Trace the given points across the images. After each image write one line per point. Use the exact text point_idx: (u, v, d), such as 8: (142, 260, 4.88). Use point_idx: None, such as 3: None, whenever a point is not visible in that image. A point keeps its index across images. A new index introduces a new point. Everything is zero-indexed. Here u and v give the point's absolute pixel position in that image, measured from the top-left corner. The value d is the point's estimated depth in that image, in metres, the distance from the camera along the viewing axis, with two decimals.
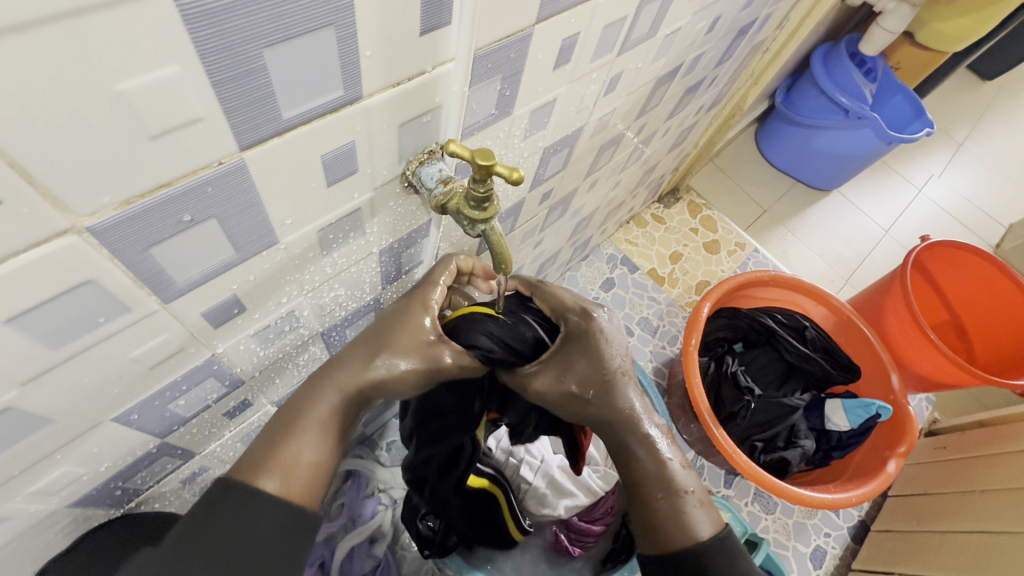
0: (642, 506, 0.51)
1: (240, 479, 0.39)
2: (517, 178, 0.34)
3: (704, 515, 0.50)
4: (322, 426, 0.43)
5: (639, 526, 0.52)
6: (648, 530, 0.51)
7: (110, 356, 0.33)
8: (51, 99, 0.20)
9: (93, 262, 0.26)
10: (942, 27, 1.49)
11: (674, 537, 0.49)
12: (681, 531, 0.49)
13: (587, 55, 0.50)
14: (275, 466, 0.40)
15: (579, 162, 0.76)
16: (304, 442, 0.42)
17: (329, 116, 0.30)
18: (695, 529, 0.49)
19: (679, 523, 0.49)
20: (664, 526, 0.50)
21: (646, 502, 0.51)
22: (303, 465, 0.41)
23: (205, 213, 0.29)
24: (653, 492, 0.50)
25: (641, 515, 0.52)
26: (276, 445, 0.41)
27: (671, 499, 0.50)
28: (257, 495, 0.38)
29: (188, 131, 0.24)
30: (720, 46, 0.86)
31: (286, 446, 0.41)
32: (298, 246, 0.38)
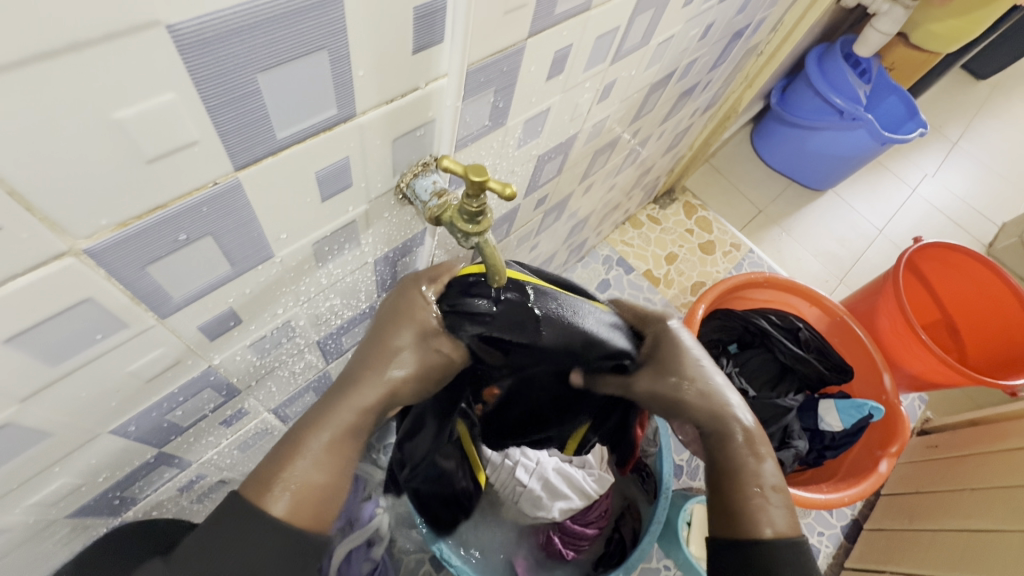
0: (720, 498, 0.45)
1: (247, 495, 0.34)
2: (509, 193, 0.35)
3: (779, 511, 0.43)
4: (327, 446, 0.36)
5: (711, 513, 0.46)
6: (724, 519, 0.44)
7: (108, 371, 0.33)
8: (51, 128, 0.20)
9: (91, 282, 0.26)
10: (935, 29, 1.50)
11: (750, 529, 0.43)
12: (754, 523, 0.43)
13: (581, 65, 0.51)
14: (279, 486, 0.34)
15: (574, 168, 0.77)
16: (301, 461, 0.35)
17: (323, 134, 0.31)
18: (772, 525, 0.43)
19: (754, 515, 0.43)
20: (738, 516, 0.44)
21: (720, 488, 0.45)
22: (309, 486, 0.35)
23: (201, 231, 0.29)
24: (734, 479, 0.45)
25: (714, 506, 0.46)
26: (282, 461, 0.35)
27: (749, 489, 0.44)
28: (256, 517, 0.33)
29: (184, 154, 0.25)
30: (714, 51, 0.87)
31: (286, 463, 0.35)
32: (293, 258, 0.38)
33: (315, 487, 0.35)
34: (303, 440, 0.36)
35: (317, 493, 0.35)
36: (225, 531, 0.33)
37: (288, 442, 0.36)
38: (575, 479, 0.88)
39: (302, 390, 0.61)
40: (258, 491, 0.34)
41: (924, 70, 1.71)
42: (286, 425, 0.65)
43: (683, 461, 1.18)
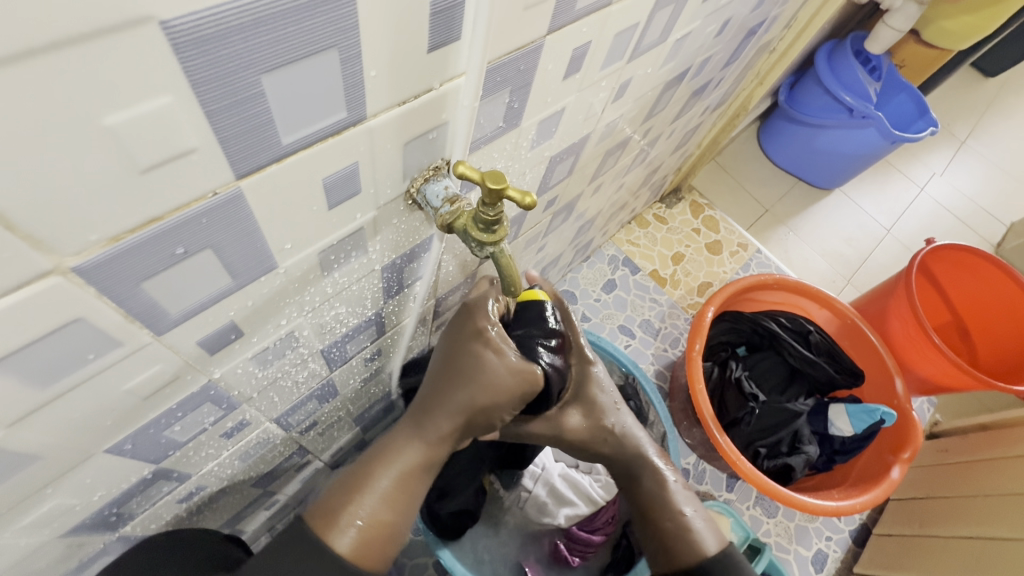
0: (654, 531, 0.58)
1: (316, 532, 0.43)
2: (529, 202, 0.33)
3: (709, 533, 0.57)
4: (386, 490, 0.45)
5: (656, 550, 0.58)
6: (663, 553, 0.57)
7: (101, 391, 0.31)
8: (32, 136, 0.18)
9: (81, 301, 0.24)
10: (948, 25, 1.47)
11: (686, 554, 0.56)
12: (689, 549, 0.56)
13: (598, 63, 0.48)
14: (348, 524, 0.43)
15: (585, 168, 0.74)
16: (367, 503, 0.44)
17: (332, 139, 0.28)
18: (704, 547, 0.56)
19: (686, 542, 0.56)
20: (675, 545, 0.57)
21: (655, 526, 0.58)
22: (368, 525, 0.44)
23: (200, 243, 0.27)
24: (661, 516, 0.58)
25: (655, 540, 0.58)
26: (347, 502, 0.44)
27: (676, 518, 0.57)
28: (326, 552, 0.42)
29: (181, 162, 0.23)
30: (728, 48, 0.85)
31: (351, 506, 0.44)
32: (298, 268, 0.36)
33: (380, 524, 0.44)
34: (363, 485, 0.45)
35: (382, 529, 0.44)
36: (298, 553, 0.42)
37: (357, 482, 0.45)
38: (580, 485, 0.91)
39: (305, 399, 0.59)
40: (329, 529, 0.43)
41: (935, 67, 1.68)
42: (288, 433, 0.63)
43: (690, 465, 1.17)
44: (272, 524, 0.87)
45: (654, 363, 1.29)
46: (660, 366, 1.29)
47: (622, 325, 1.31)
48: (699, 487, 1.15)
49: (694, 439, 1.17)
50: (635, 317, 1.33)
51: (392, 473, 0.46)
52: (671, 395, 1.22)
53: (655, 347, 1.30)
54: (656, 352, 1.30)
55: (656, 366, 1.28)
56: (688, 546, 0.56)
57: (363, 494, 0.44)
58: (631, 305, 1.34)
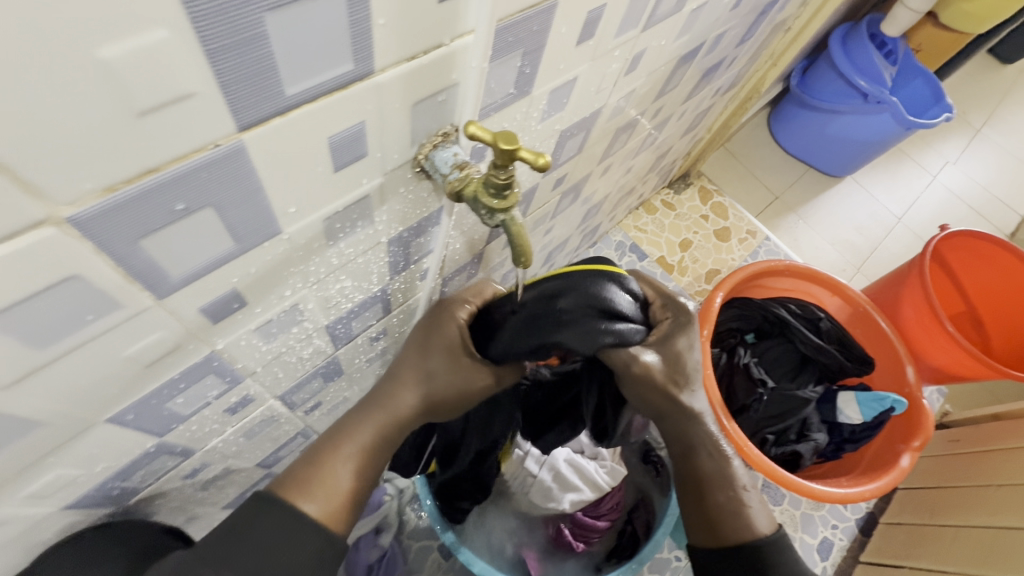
0: (703, 506, 0.55)
1: (285, 496, 0.40)
2: (543, 164, 0.31)
3: (761, 513, 0.55)
4: (361, 453, 0.44)
5: (700, 523, 0.55)
6: (709, 528, 0.55)
7: (101, 357, 0.30)
8: (20, 68, 0.17)
9: (78, 256, 0.23)
10: (967, 8, 1.43)
11: (733, 534, 0.54)
12: (742, 526, 0.54)
13: (612, 30, 0.46)
14: (318, 490, 0.42)
15: (594, 146, 0.73)
16: (340, 468, 0.43)
17: (337, 93, 0.27)
18: (756, 526, 0.54)
19: (739, 518, 0.54)
20: (725, 521, 0.54)
21: (705, 500, 0.55)
22: (340, 491, 0.43)
23: (202, 201, 0.26)
24: (713, 490, 0.55)
25: (700, 514, 0.55)
26: (321, 467, 0.42)
27: (729, 493, 0.55)
28: (301, 520, 0.40)
29: (180, 108, 0.21)
30: (743, 25, 0.82)
31: (328, 469, 0.43)
32: (303, 236, 0.35)
33: (350, 489, 0.43)
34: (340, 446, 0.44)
35: (350, 494, 0.43)
36: (260, 525, 0.39)
37: (326, 449, 0.43)
38: (586, 470, 0.86)
39: (310, 377, 0.58)
40: (300, 493, 0.41)
41: (952, 51, 1.64)
42: (294, 412, 0.62)
43: None
44: None
45: None
46: None
47: None
48: None
49: None
50: None
51: (367, 436, 0.45)
52: None
53: None
54: None
55: None
56: (742, 524, 0.53)
57: (337, 458, 0.43)
58: None
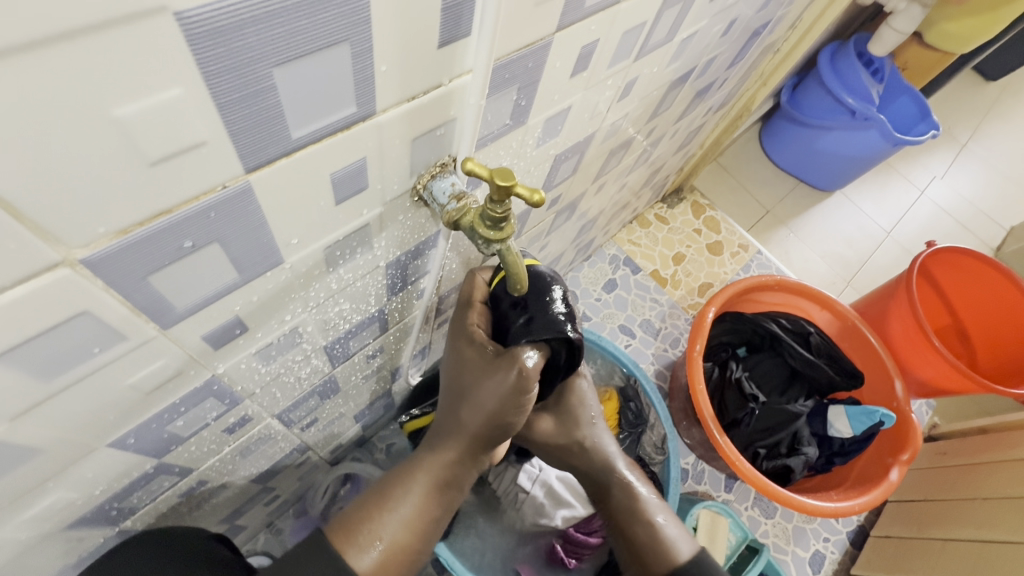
0: (629, 539, 0.63)
1: (336, 548, 0.44)
2: (538, 200, 0.33)
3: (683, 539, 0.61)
4: (409, 509, 0.47)
5: (633, 559, 0.62)
6: (639, 562, 0.62)
7: (105, 386, 0.31)
8: (42, 127, 0.18)
9: (88, 293, 0.24)
10: (951, 29, 1.47)
11: (659, 564, 0.60)
12: (665, 555, 0.60)
13: (604, 62, 0.48)
14: (369, 543, 0.45)
15: (589, 167, 0.74)
16: (388, 524, 0.46)
17: (340, 134, 0.28)
18: (677, 553, 0.60)
19: (660, 547, 0.61)
20: (652, 550, 0.61)
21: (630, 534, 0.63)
22: (387, 546, 0.45)
23: (208, 237, 0.27)
24: (633, 523, 0.62)
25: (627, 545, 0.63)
26: (370, 523, 0.46)
27: (648, 526, 0.62)
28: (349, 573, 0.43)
29: (191, 155, 0.22)
30: (733, 49, 0.85)
31: (374, 523, 0.46)
32: (303, 264, 0.36)
33: (398, 545, 0.46)
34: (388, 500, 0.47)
35: (399, 550, 0.46)
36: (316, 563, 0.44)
37: (378, 502, 0.47)
38: (579, 486, 0.90)
39: (307, 395, 0.59)
40: (350, 545, 0.45)
41: (937, 70, 1.68)
42: (290, 429, 0.63)
43: (690, 465, 1.19)
44: (271, 521, 0.87)
45: (654, 363, 1.29)
46: (660, 366, 1.29)
47: (622, 325, 1.31)
48: (697, 486, 1.16)
49: (694, 439, 1.17)
50: (635, 316, 1.33)
51: (412, 495, 0.48)
52: (671, 394, 1.22)
53: (655, 347, 1.31)
54: (656, 352, 1.30)
55: (656, 366, 1.29)
56: (662, 552, 0.60)
57: (388, 512, 0.46)
58: (631, 305, 1.35)
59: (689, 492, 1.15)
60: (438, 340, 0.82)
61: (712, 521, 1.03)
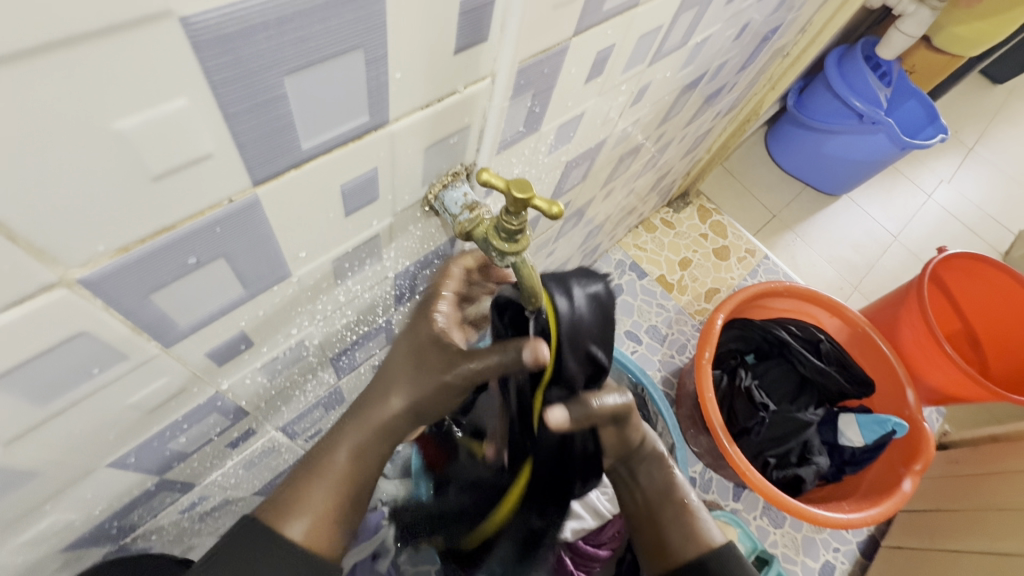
0: (656, 524, 0.56)
1: (267, 522, 0.39)
2: (556, 212, 0.31)
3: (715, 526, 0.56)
4: (347, 468, 0.42)
5: (652, 546, 0.56)
6: (660, 550, 0.56)
7: (105, 406, 0.30)
8: (37, 142, 0.17)
9: (87, 313, 0.23)
10: (960, 32, 1.45)
11: (686, 549, 0.54)
12: (693, 541, 0.54)
13: (620, 66, 0.47)
14: (300, 513, 0.40)
15: (598, 173, 0.73)
16: (321, 487, 0.41)
17: (352, 144, 0.27)
18: (706, 537, 0.55)
19: (689, 534, 0.55)
20: (676, 538, 0.55)
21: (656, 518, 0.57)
22: (327, 509, 0.40)
23: (213, 253, 0.26)
24: (665, 505, 0.57)
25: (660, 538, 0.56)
26: (302, 489, 0.41)
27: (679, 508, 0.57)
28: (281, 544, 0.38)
29: (196, 169, 0.21)
30: (743, 53, 0.84)
31: (308, 490, 0.41)
32: (311, 277, 0.35)
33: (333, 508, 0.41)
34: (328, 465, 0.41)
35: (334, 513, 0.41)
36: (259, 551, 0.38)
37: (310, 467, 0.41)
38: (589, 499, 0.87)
39: (311, 407, 0.57)
40: (282, 517, 0.39)
41: (945, 74, 1.66)
42: (294, 441, 0.62)
43: (698, 473, 1.17)
44: None
45: (660, 370, 1.27)
46: (667, 373, 1.27)
47: (629, 331, 1.30)
48: (705, 495, 1.15)
49: (701, 447, 1.15)
50: (642, 322, 1.32)
51: (350, 455, 0.42)
52: (678, 402, 1.20)
53: (662, 353, 1.29)
54: (663, 359, 1.28)
55: (663, 372, 1.27)
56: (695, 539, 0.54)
57: (320, 477, 0.41)
58: (637, 310, 1.33)
59: (697, 501, 1.13)
60: None
61: (721, 532, 1.01)
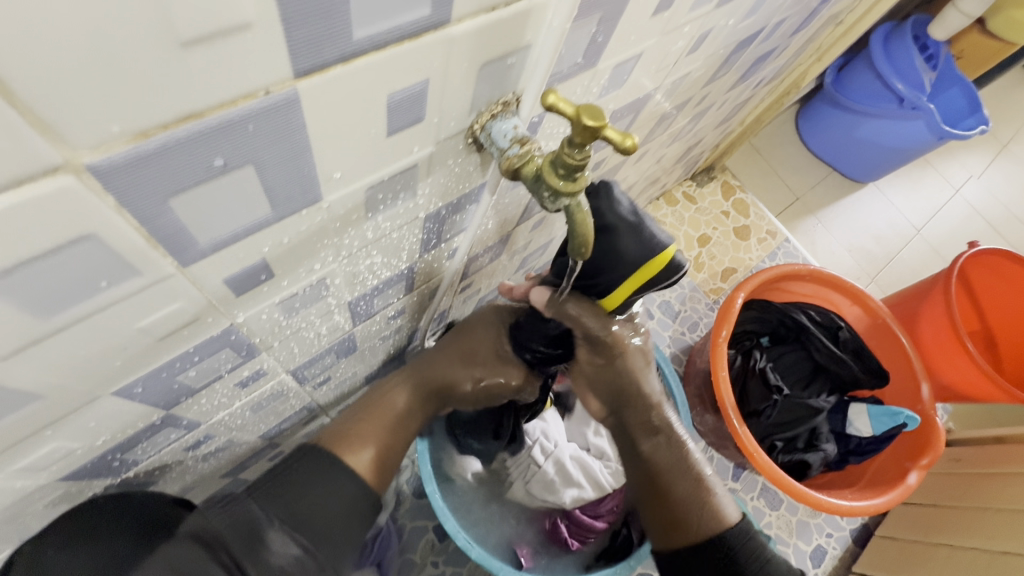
0: (668, 504, 0.54)
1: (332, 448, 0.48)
2: (629, 146, 0.28)
3: (729, 501, 0.54)
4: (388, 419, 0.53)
5: (663, 522, 0.54)
6: (672, 527, 0.54)
7: (110, 327, 0.26)
8: None
9: (95, 211, 0.20)
10: (1019, 16, 1.37)
11: (702, 526, 0.53)
12: (710, 518, 0.53)
13: (689, 2, 0.42)
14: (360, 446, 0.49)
15: (637, 132, 0.68)
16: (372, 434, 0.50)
17: (406, 43, 0.23)
18: (723, 515, 0.53)
19: (707, 510, 0.53)
20: (690, 516, 0.53)
21: (668, 495, 0.54)
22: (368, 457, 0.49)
23: (242, 157, 0.22)
24: (677, 485, 0.53)
25: (670, 514, 0.54)
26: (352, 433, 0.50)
27: (690, 484, 0.54)
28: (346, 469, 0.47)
29: (231, 41, 0.18)
30: (801, 13, 0.78)
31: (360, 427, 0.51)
32: (343, 206, 0.31)
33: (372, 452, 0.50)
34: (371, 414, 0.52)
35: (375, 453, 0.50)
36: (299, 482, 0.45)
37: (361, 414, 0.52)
38: (591, 468, 0.85)
39: (324, 352, 0.54)
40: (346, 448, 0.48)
41: (992, 62, 1.58)
42: (302, 387, 0.59)
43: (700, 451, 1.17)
44: None
45: (670, 346, 1.25)
46: (677, 349, 1.25)
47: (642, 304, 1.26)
48: None
49: (706, 426, 1.13)
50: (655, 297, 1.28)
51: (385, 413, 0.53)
52: (686, 379, 1.18)
53: (673, 329, 1.26)
54: (673, 335, 1.26)
55: (672, 349, 1.25)
56: (710, 518, 0.53)
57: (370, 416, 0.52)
58: None
59: None
60: (457, 305, 0.78)
61: None
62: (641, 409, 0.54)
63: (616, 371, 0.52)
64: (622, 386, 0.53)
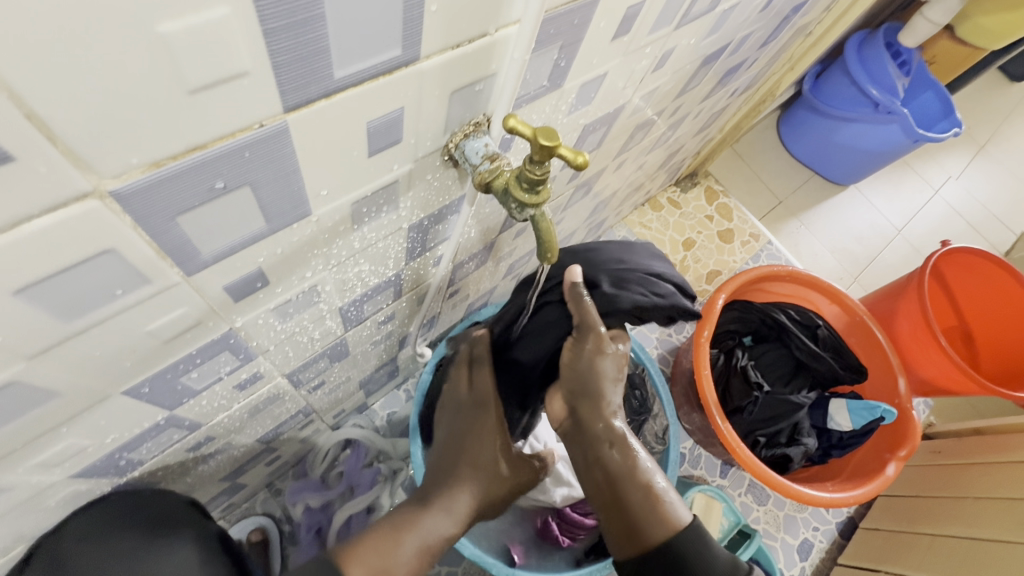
0: (620, 508, 0.51)
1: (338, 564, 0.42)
2: (581, 162, 0.32)
3: (682, 506, 0.51)
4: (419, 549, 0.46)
5: (618, 531, 0.51)
6: (627, 535, 0.51)
7: (123, 330, 0.30)
8: (72, 53, 0.17)
9: (115, 230, 0.23)
10: (985, 22, 1.42)
11: (651, 532, 0.50)
12: (659, 523, 0.50)
13: (647, 26, 0.46)
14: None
15: (612, 143, 0.72)
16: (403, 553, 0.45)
17: (381, 79, 0.27)
18: (673, 520, 0.50)
19: (656, 516, 0.50)
20: (642, 524, 0.50)
21: (620, 500, 0.51)
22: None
23: (240, 179, 0.26)
24: (627, 487, 0.51)
25: (623, 521, 0.51)
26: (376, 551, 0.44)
27: (643, 488, 0.51)
28: None
29: (230, 86, 0.21)
30: (767, 28, 0.82)
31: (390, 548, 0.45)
32: (331, 218, 0.35)
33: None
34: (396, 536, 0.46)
35: None
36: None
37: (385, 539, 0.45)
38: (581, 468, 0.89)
39: (317, 356, 0.57)
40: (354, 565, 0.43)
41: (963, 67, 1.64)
42: (297, 391, 0.62)
43: (688, 449, 1.20)
44: (271, 481, 0.88)
45: (657, 348, 1.28)
46: (664, 350, 1.29)
47: None
48: (693, 470, 1.18)
49: (693, 424, 1.16)
50: None
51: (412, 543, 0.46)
52: (673, 379, 1.22)
53: (659, 332, 1.30)
54: (660, 337, 1.30)
55: (659, 350, 1.29)
56: (659, 521, 0.50)
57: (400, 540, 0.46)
58: None
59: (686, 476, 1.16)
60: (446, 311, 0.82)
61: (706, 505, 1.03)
62: (594, 412, 0.54)
63: (588, 366, 0.54)
64: (585, 384, 0.54)
